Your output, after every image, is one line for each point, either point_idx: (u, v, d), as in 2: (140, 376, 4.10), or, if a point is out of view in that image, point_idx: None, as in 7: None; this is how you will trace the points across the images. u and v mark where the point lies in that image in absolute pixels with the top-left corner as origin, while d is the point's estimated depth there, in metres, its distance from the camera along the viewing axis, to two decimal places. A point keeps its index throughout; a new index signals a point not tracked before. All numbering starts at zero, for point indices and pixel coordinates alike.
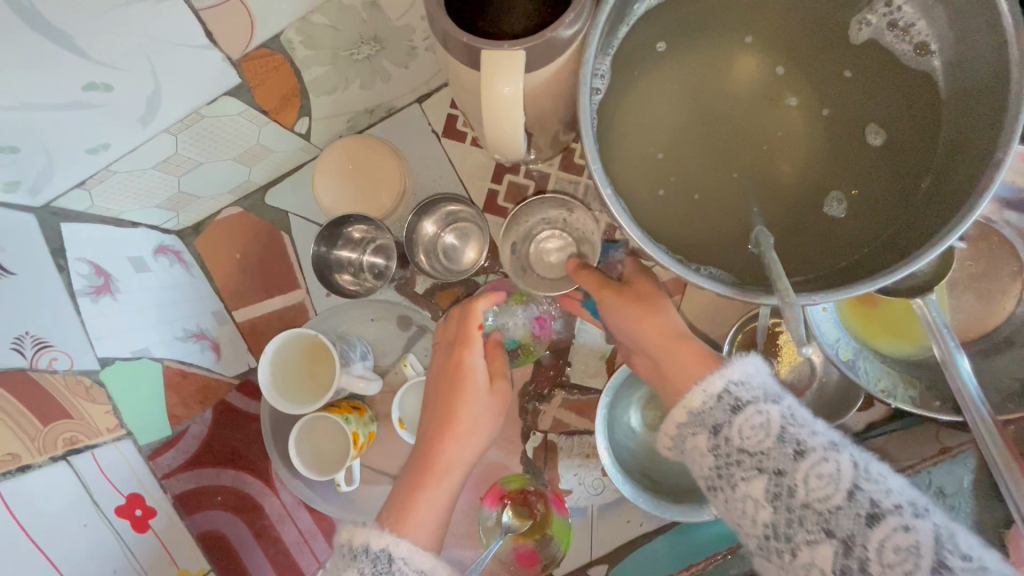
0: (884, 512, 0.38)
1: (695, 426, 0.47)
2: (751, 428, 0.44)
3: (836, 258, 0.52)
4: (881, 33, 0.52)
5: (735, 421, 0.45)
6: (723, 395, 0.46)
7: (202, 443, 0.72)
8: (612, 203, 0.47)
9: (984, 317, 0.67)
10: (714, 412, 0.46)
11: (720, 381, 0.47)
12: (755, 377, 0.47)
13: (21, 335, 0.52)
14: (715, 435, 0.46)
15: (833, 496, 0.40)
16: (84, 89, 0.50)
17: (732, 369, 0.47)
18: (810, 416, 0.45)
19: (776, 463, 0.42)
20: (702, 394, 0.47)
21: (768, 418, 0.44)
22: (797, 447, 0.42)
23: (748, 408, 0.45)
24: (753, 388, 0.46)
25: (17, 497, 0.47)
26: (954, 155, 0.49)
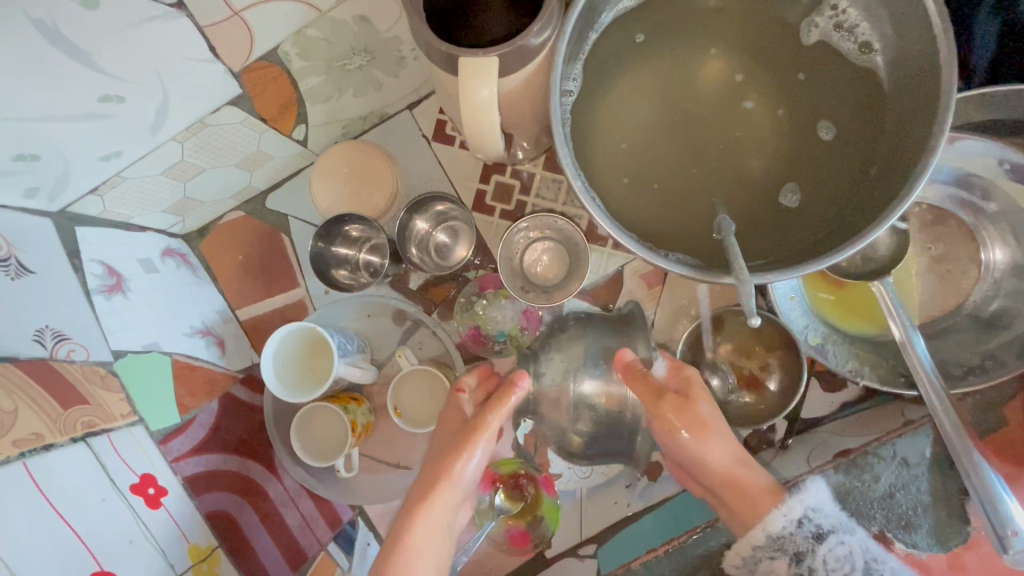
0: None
1: (773, 550, 0.60)
2: (831, 553, 0.59)
3: (793, 242, 0.57)
4: (829, 35, 0.57)
5: (818, 550, 0.59)
6: (804, 521, 0.60)
7: (209, 431, 0.74)
8: (582, 194, 0.52)
9: (945, 298, 0.71)
10: (796, 536, 0.60)
11: (799, 510, 0.61)
12: (824, 504, 0.61)
13: (43, 328, 0.57)
14: (794, 561, 0.59)
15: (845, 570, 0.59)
16: (100, 101, 0.55)
17: (809, 498, 0.61)
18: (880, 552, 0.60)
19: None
20: (784, 520, 0.60)
21: (847, 542, 0.60)
22: (817, 534, 0.60)
23: (822, 530, 0.60)
24: (824, 514, 0.61)
25: (44, 473, 0.52)
26: (897, 144, 0.54)
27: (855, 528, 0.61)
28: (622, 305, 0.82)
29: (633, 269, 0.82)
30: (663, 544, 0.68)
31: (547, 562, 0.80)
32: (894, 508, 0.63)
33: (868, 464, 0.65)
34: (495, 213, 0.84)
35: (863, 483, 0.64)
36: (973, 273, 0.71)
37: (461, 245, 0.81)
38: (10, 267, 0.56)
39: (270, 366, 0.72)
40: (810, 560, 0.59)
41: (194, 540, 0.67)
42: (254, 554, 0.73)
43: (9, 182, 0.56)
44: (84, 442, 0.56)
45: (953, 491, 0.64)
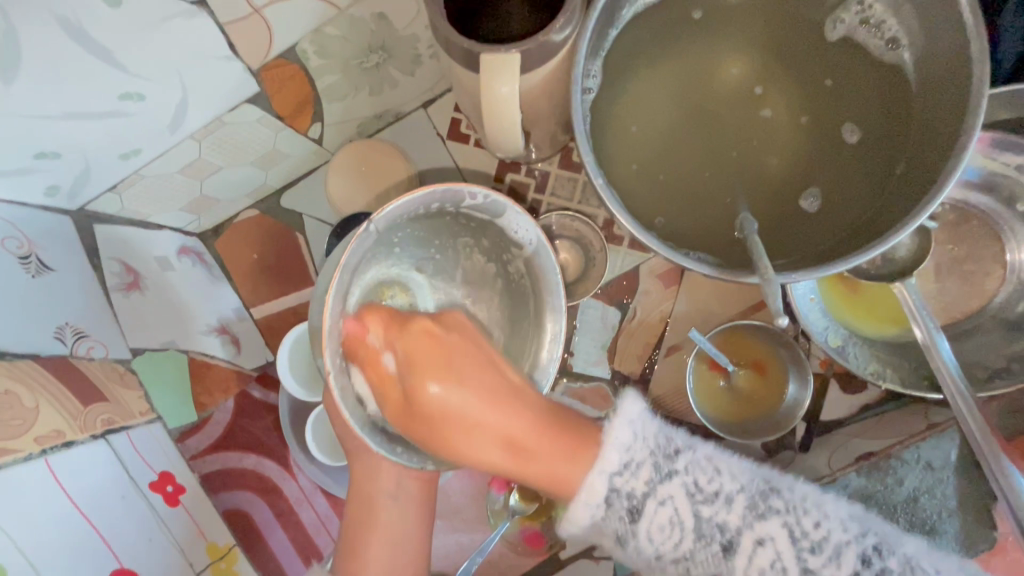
0: (739, 540, 0.49)
1: (595, 535, 0.51)
2: (652, 524, 0.49)
3: (816, 243, 0.56)
4: (855, 31, 0.56)
5: (638, 528, 0.49)
6: (613, 500, 0.49)
7: (225, 428, 0.77)
8: (604, 192, 0.51)
9: (971, 298, 0.69)
10: (610, 518, 0.50)
11: (602, 482, 0.49)
12: (642, 427, 0.51)
13: (63, 326, 0.58)
14: (619, 543, 0.51)
15: (682, 541, 0.49)
16: (120, 100, 0.55)
17: (619, 423, 0.50)
18: (719, 466, 0.51)
19: (703, 564, 0.49)
20: (589, 506, 0.49)
21: (671, 494, 0.49)
22: (631, 510, 0.49)
23: (657, 476, 0.49)
24: (647, 435, 0.50)
25: (64, 469, 0.51)
26: (924, 143, 0.53)
27: (677, 461, 0.50)
28: (638, 305, 0.81)
29: (649, 268, 0.81)
30: None
31: (562, 564, 0.79)
32: (919, 513, 0.63)
33: (891, 467, 0.65)
34: None
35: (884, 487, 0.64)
36: (1000, 273, 0.69)
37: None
38: (31, 264, 0.57)
39: (286, 358, 0.73)
40: (632, 543, 0.50)
41: (215, 538, 0.67)
42: (270, 553, 0.74)
43: (30, 179, 0.57)
44: (105, 439, 0.57)
45: (980, 496, 0.63)
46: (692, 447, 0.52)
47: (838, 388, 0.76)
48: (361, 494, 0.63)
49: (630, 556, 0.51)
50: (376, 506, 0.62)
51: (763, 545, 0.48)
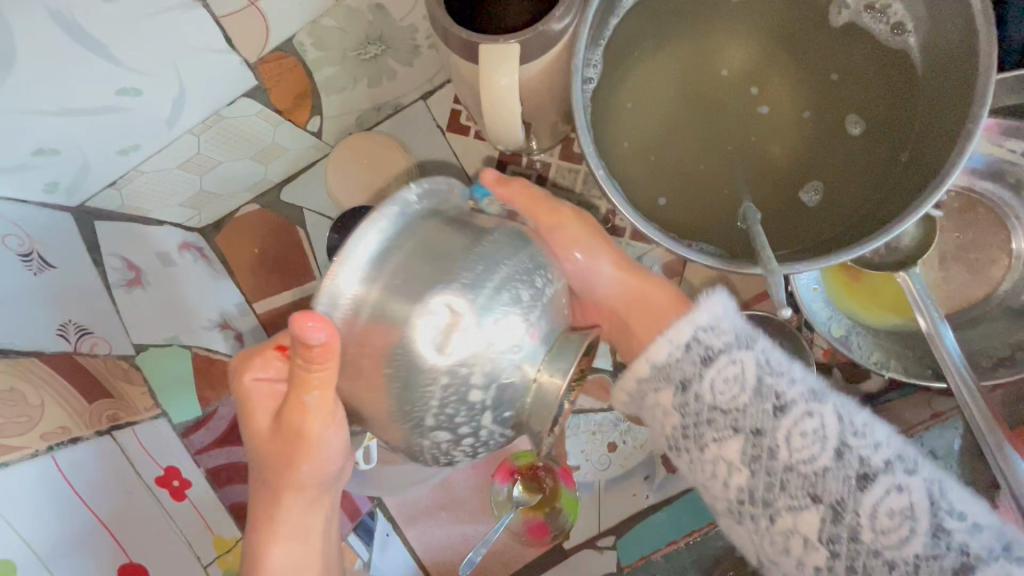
0: (793, 406, 0.49)
1: (659, 382, 0.54)
2: (720, 374, 0.51)
3: (819, 233, 0.55)
4: (860, 16, 0.55)
5: (704, 373, 0.51)
6: (692, 345, 0.53)
7: (230, 423, 0.75)
8: (605, 183, 0.51)
9: (975, 287, 0.69)
10: (682, 361, 0.53)
11: (688, 329, 0.53)
12: (721, 319, 0.54)
13: (66, 323, 0.58)
14: (681, 392, 0.52)
15: (738, 395, 0.50)
16: (117, 95, 0.55)
17: (702, 315, 0.53)
18: (787, 363, 0.52)
19: (751, 416, 0.49)
20: (669, 346, 0.53)
21: (742, 359, 0.51)
22: (705, 356, 0.52)
23: (703, 358, 0.52)
24: (722, 328, 0.53)
25: (71, 465, 0.52)
26: (929, 130, 0.52)
27: (755, 341, 0.53)
28: None
29: (651, 259, 0.81)
30: (684, 536, 0.71)
31: (566, 553, 0.79)
32: None
33: None
34: None
35: None
36: (1005, 262, 0.68)
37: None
38: (32, 262, 0.57)
39: None
40: (695, 384, 0.51)
41: (220, 533, 0.67)
42: None
43: (32, 176, 0.57)
44: (109, 435, 0.57)
45: (982, 484, 0.63)
46: (768, 344, 0.54)
47: (843, 378, 0.75)
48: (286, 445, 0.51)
49: (684, 404, 0.52)
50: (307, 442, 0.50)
51: (811, 417, 0.48)
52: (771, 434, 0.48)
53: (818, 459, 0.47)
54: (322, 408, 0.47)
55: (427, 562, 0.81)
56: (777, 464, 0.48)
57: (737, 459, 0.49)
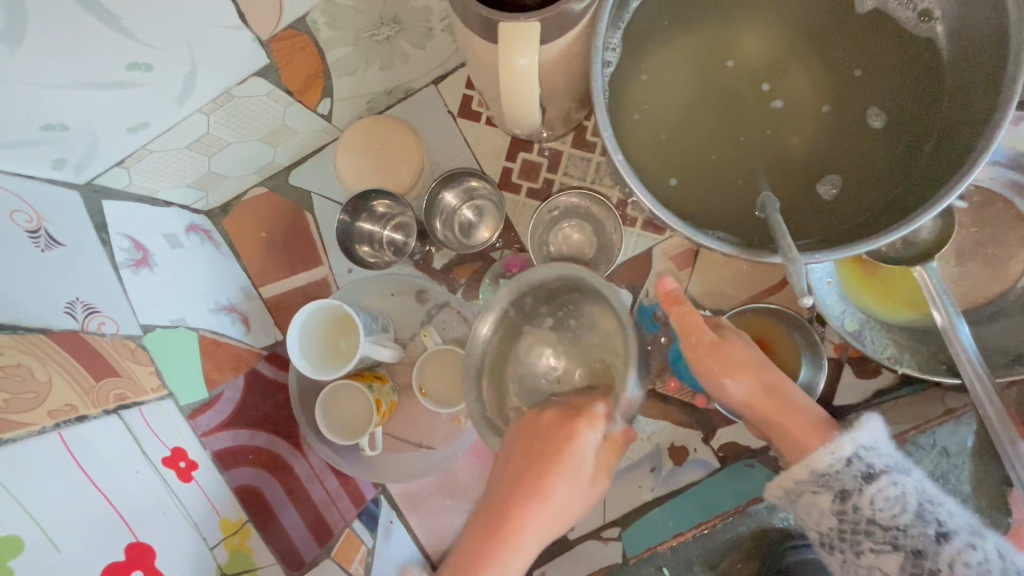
0: (955, 535, 0.48)
1: (818, 486, 0.53)
2: (881, 492, 0.51)
3: (838, 224, 0.54)
4: (886, 2, 0.54)
5: (867, 489, 0.51)
6: (853, 459, 0.52)
7: (235, 406, 0.73)
8: (622, 169, 0.50)
9: (991, 283, 0.68)
10: (842, 477, 0.52)
11: (850, 445, 0.53)
12: (881, 442, 0.54)
13: (72, 301, 0.57)
14: (840, 500, 0.52)
15: (900, 515, 0.50)
16: (128, 70, 0.54)
17: (863, 434, 0.53)
18: (942, 494, 0.52)
19: (912, 536, 0.49)
20: (830, 457, 0.53)
21: (902, 483, 0.51)
22: (938, 528, 0.49)
23: (895, 465, 0.52)
24: (882, 453, 0.53)
25: (78, 443, 0.51)
26: (955, 119, 0.51)
27: (912, 470, 0.53)
28: (651, 288, 0.80)
29: (662, 250, 0.80)
30: (691, 528, 0.70)
31: (570, 544, 0.80)
32: None
33: (908, 452, 0.63)
34: (521, 191, 0.82)
35: None
36: None
37: (412, 236, 0.79)
38: (39, 238, 0.56)
39: (296, 340, 0.71)
40: (856, 498, 0.51)
41: (227, 513, 0.66)
42: (283, 531, 0.72)
43: (39, 152, 0.55)
44: (117, 415, 0.56)
45: (994, 481, 0.62)
46: (922, 474, 0.54)
47: (853, 373, 0.75)
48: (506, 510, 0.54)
49: (841, 515, 0.52)
50: (524, 517, 0.54)
51: (974, 549, 0.48)
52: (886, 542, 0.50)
53: None
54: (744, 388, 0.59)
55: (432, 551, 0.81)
56: None
57: (892, 569, 0.50)
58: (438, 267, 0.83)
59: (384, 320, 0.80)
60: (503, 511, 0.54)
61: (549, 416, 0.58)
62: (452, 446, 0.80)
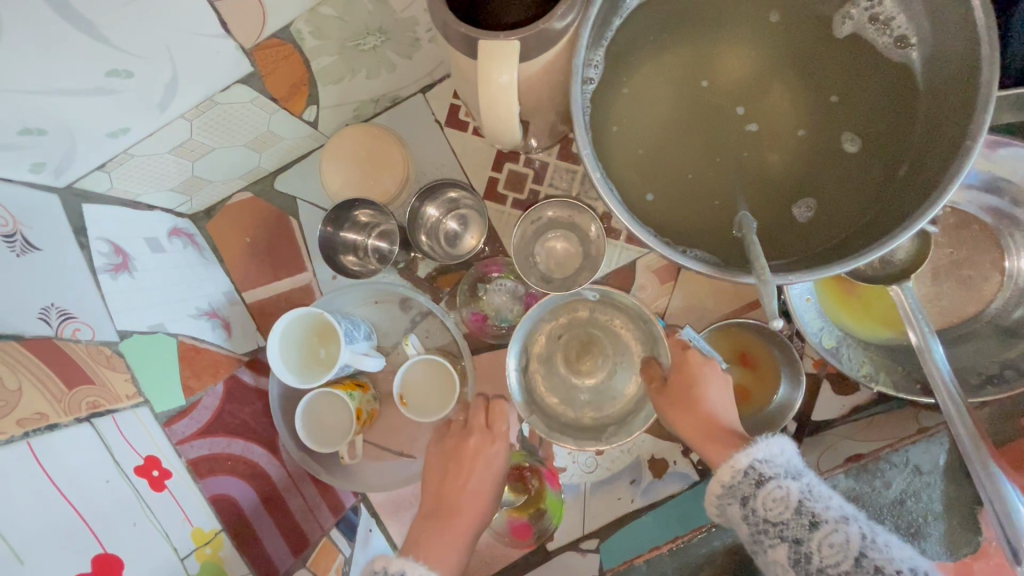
0: (826, 523, 0.47)
1: (729, 497, 0.53)
2: (770, 499, 0.50)
3: (814, 244, 0.55)
4: (864, 27, 0.54)
5: (759, 494, 0.51)
6: (750, 470, 0.52)
7: (212, 414, 0.74)
8: (601, 186, 0.51)
9: (967, 303, 0.69)
10: (741, 484, 0.52)
11: (745, 458, 0.53)
12: (779, 454, 0.53)
13: (47, 307, 0.56)
14: (743, 505, 0.51)
15: (782, 513, 0.49)
16: (107, 76, 0.53)
17: (758, 448, 0.53)
18: (827, 491, 0.51)
19: (789, 530, 0.48)
20: (730, 469, 0.53)
21: (786, 485, 0.50)
22: (812, 518, 0.48)
23: (786, 470, 0.51)
24: (775, 458, 0.52)
25: (46, 452, 0.51)
26: (929, 144, 0.52)
27: (803, 473, 0.52)
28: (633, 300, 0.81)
29: (645, 263, 0.80)
30: (667, 542, 0.70)
31: (549, 555, 0.80)
32: (904, 515, 0.63)
33: (880, 470, 0.64)
34: (506, 201, 0.82)
35: (873, 489, 0.63)
36: (998, 279, 0.68)
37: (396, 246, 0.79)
38: (15, 243, 0.56)
39: (276, 348, 0.71)
40: (752, 502, 0.51)
41: (199, 523, 0.65)
42: (257, 540, 0.71)
43: (17, 156, 0.55)
44: (89, 423, 0.56)
45: (966, 501, 0.63)
46: (818, 478, 0.53)
47: (830, 389, 0.76)
48: (442, 507, 0.66)
49: (746, 518, 0.51)
50: (454, 511, 0.66)
51: (841, 534, 0.47)
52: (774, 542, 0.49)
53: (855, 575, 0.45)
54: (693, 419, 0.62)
55: None
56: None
57: (785, 564, 0.48)
58: (423, 276, 0.83)
59: (367, 328, 0.80)
60: (443, 508, 0.66)
61: (468, 444, 0.70)
62: None
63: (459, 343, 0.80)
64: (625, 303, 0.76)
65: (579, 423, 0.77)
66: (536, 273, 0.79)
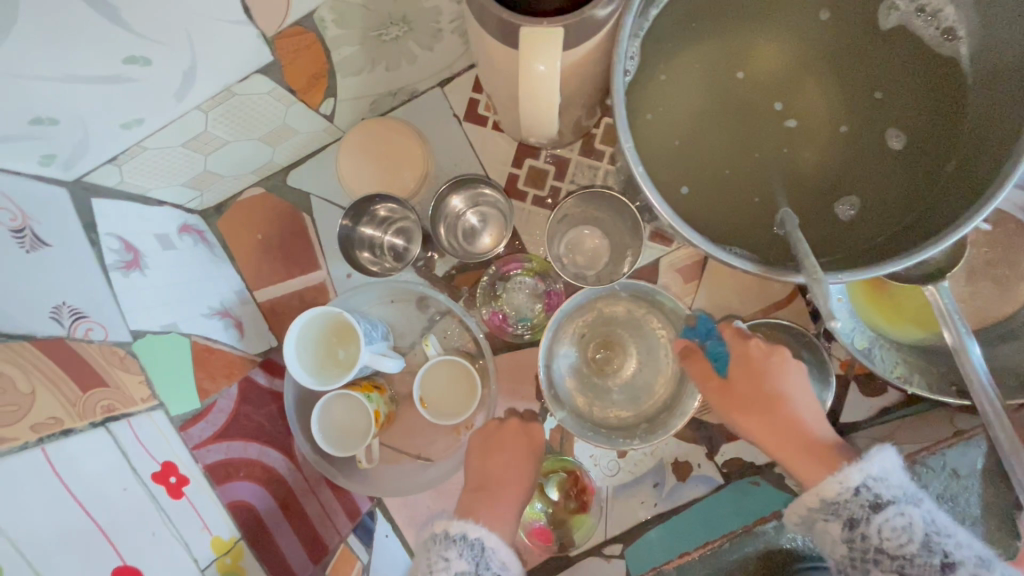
0: (962, 566, 0.48)
1: (828, 514, 0.52)
2: (889, 524, 0.50)
3: (857, 243, 0.53)
4: (910, 19, 0.53)
5: (874, 519, 0.50)
6: (862, 490, 0.51)
7: (229, 417, 0.71)
8: (642, 180, 0.49)
9: (1002, 303, 0.67)
10: (850, 502, 0.51)
11: (857, 476, 0.51)
12: (891, 472, 0.52)
13: (59, 305, 0.54)
14: (850, 528, 0.51)
15: (907, 545, 0.49)
16: (124, 63, 0.51)
17: (872, 465, 0.52)
18: (947, 520, 0.51)
19: (919, 566, 0.49)
20: (838, 485, 0.52)
21: (910, 515, 0.50)
22: (944, 558, 0.49)
23: (903, 496, 0.51)
24: (891, 481, 0.51)
25: (62, 458, 0.48)
26: (979, 140, 0.50)
27: (921, 499, 0.52)
28: None
29: (669, 261, 0.79)
30: (695, 548, 0.68)
31: (571, 561, 0.78)
32: None
33: (917, 473, 0.62)
34: (527, 198, 0.80)
35: None
36: None
37: (415, 243, 0.77)
38: (24, 238, 0.53)
39: (292, 350, 0.69)
40: (865, 527, 0.50)
41: (218, 531, 0.63)
42: (274, 548, 0.69)
43: (26, 147, 0.52)
44: (104, 427, 0.53)
45: (1004, 505, 0.61)
46: (932, 500, 0.53)
47: (859, 391, 0.75)
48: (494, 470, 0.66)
49: (850, 542, 0.51)
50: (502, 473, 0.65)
51: None
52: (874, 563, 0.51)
53: None
54: (768, 423, 0.57)
55: None
56: None
57: None
58: (441, 274, 0.81)
59: (384, 328, 0.77)
60: (488, 478, 0.65)
61: (506, 426, 0.69)
62: (449, 459, 0.77)
63: (479, 343, 0.78)
64: (664, 302, 0.75)
65: (605, 420, 0.75)
66: (569, 270, 0.77)
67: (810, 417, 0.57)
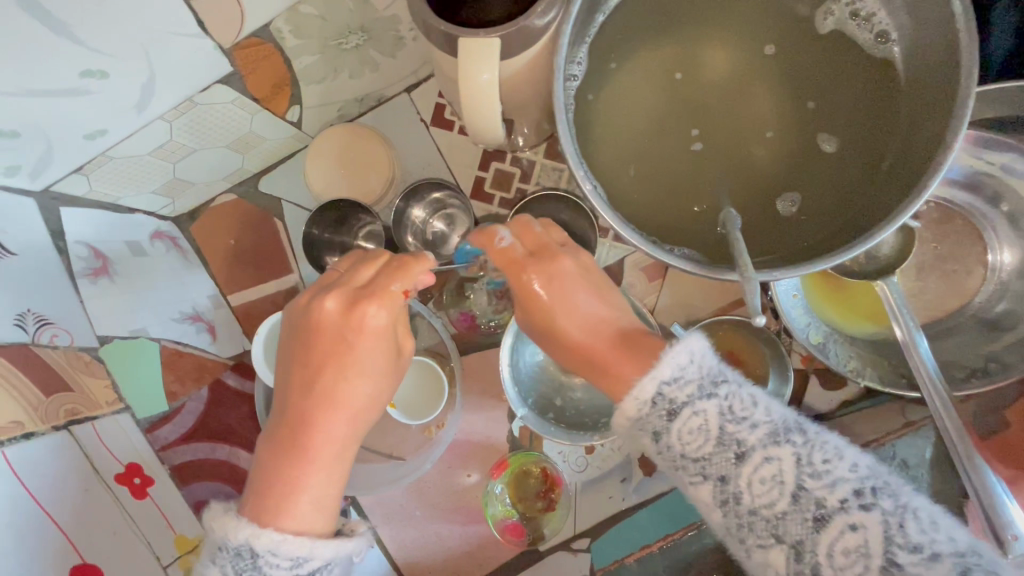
0: (837, 513, 0.45)
1: (636, 430, 0.53)
2: (755, 471, 0.48)
3: (796, 239, 0.55)
4: (845, 23, 0.55)
5: (671, 428, 0.50)
6: (657, 399, 0.51)
7: (199, 418, 0.76)
8: (585, 182, 0.50)
9: (951, 297, 0.69)
10: (650, 416, 0.51)
11: (652, 387, 0.51)
12: (686, 366, 0.51)
13: (25, 312, 0.57)
14: (655, 439, 0.52)
15: (776, 497, 0.47)
16: (81, 76, 0.52)
17: (665, 370, 0.51)
18: (753, 403, 0.51)
19: (717, 465, 0.49)
20: (636, 401, 0.52)
21: (706, 409, 0.49)
22: (736, 451, 0.48)
23: (698, 392, 0.50)
24: (697, 369, 0.51)
25: (23, 459, 0.51)
26: (908, 139, 0.52)
27: (720, 385, 0.51)
28: None
29: (633, 261, 0.80)
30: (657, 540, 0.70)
31: (541, 555, 0.79)
32: None
33: None
34: (493, 201, 0.82)
35: None
36: (981, 272, 0.69)
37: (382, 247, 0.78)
38: None
39: (260, 351, 0.70)
40: (665, 436, 0.50)
41: (183, 531, 0.67)
42: None
43: None
44: (67, 429, 0.57)
45: (952, 494, 0.63)
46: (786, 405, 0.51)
47: (818, 385, 0.76)
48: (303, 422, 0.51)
49: (660, 452, 0.52)
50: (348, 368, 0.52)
51: (771, 462, 0.47)
52: (736, 481, 0.48)
53: (776, 504, 0.47)
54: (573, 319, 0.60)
55: (401, 563, 0.80)
56: (742, 509, 0.48)
57: (709, 501, 0.50)
58: None
59: None
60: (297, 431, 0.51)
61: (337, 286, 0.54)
62: (423, 457, 0.79)
63: (448, 344, 0.80)
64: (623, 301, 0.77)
65: (571, 419, 0.77)
66: None
67: (591, 318, 0.60)
